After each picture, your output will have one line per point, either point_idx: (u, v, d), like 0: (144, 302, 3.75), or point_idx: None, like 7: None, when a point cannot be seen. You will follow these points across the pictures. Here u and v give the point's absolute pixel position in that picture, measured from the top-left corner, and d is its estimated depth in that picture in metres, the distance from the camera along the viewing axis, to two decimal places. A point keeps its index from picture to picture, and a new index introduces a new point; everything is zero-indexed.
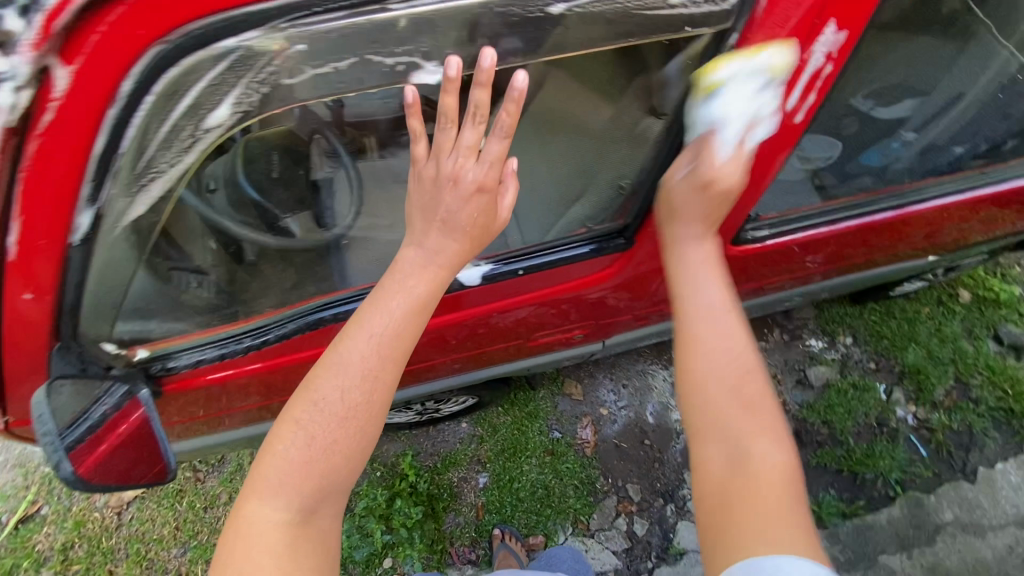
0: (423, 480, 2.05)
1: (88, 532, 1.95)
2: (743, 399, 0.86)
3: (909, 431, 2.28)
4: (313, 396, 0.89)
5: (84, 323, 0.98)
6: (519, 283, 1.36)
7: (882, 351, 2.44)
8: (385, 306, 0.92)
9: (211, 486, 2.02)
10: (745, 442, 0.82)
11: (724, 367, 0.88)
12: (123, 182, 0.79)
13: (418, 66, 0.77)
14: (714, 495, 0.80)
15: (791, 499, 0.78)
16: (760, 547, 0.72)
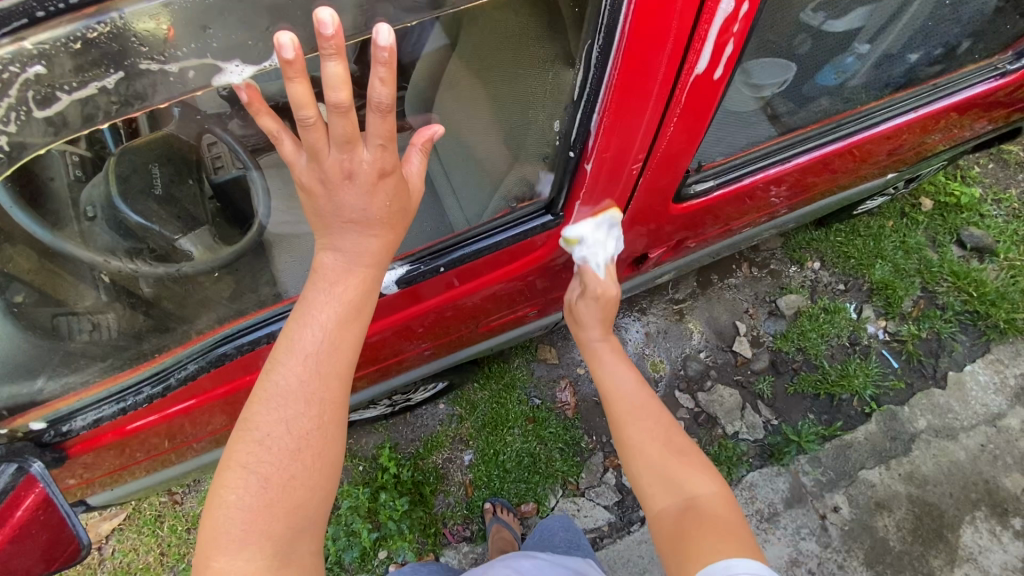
0: (406, 469, 2.02)
1: (70, 573, 1.88)
2: (677, 452, 1.07)
3: (880, 346, 2.31)
4: (255, 433, 0.79)
5: None
6: (470, 268, 1.23)
7: (851, 271, 2.42)
8: (310, 321, 0.81)
9: (191, 507, 1.96)
10: (686, 485, 1.01)
11: (645, 422, 1.12)
12: None
13: (217, 68, 0.59)
14: (674, 531, 0.95)
15: (730, 518, 0.95)
16: (714, 556, 0.88)
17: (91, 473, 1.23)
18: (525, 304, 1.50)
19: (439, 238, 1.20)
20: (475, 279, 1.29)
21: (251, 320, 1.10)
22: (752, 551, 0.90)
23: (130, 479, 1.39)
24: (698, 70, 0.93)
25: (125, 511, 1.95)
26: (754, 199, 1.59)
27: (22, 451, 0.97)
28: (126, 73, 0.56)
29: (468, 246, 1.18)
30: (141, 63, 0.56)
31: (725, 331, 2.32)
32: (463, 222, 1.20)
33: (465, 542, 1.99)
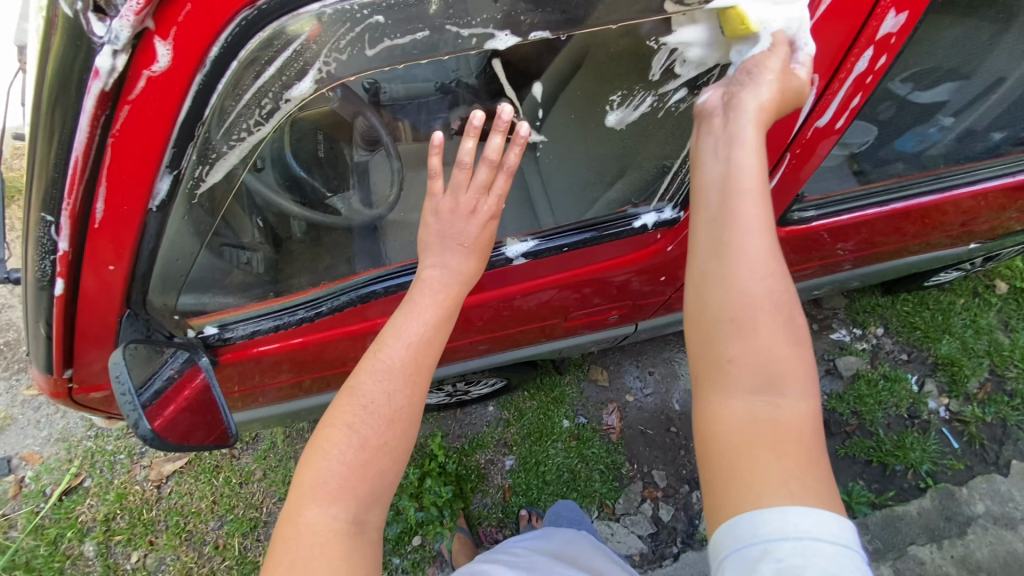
0: (451, 461, 2.08)
1: (129, 504, 2.00)
2: (793, 342, 0.75)
3: (941, 424, 2.25)
4: (361, 394, 0.87)
5: (152, 290, 0.99)
6: (551, 262, 1.33)
7: (915, 343, 2.40)
8: (416, 312, 0.92)
9: (246, 463, 2.05)
10: (773, 372, 0.73)
11: (759, 280, 0.75)
12: (202, 149, 0.79)
13: (491, 36, 0.77)
14: (735, 444, 0.71)
15: (810, 445, 0.71)
16: (778, 497, 0.66)
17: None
18: (582, 313, 1.58)
19: (547, 226, 1.30)
20: (549, 275, 1.37)
21: (393, 268, 1.22)
22: (824, 489, 0.67)
23: None
24: (823, 115, 1.01)
25: (188, 456, 2.07)
26: (831, 247, 1.64)
27: (195, 347, 1.14)
28: (431, 29, 0.73)
29: (569, 236, 1.29)
30: (446, 23, 0.73)
31: None
32: (550, 218, 1.31)
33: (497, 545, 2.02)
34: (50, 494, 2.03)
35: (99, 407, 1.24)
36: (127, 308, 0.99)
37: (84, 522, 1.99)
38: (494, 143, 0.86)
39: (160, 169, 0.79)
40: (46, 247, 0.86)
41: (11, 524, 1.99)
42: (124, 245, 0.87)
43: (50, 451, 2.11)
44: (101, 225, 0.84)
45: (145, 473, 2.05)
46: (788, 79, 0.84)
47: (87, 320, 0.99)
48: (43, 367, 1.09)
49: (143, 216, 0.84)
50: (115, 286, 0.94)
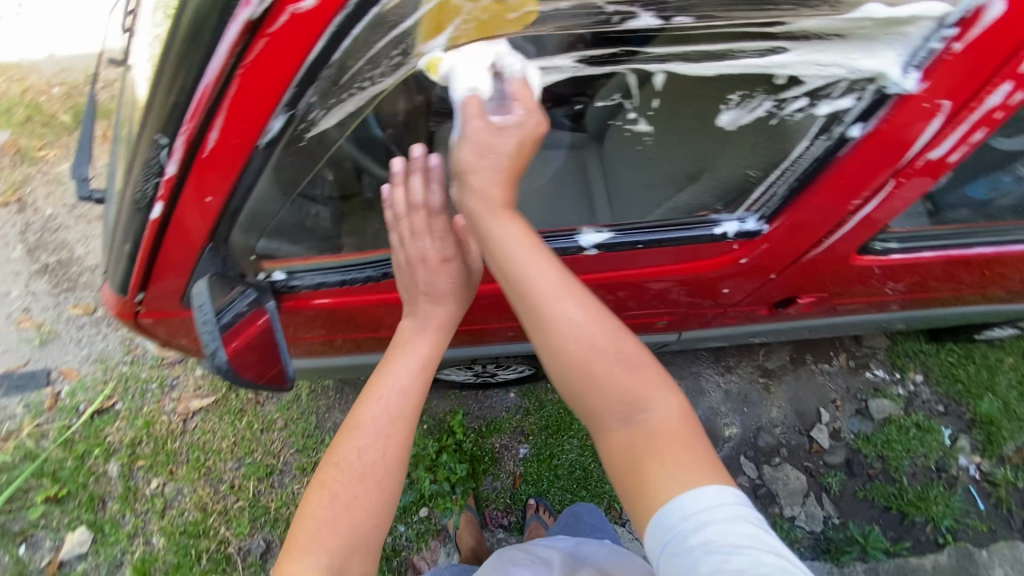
0: (468, 440, 2.10)
1: (155, 432, 2.07)
2: (632, 371, 0.83)
3: (969, 482, 2.18)
4: (344, 461, 0.87)
5: (239, 227, 1.00)
6: (597, 258, 1.25)
7: (955, 396, 2.32)
8: (400, 365, 0.95)
9: (269, 410, 2.09)
10: (641, 403, 0.81)
11: (595, 341, 0.82)
12: (322, 92, 0.79)
13: (633, 15, 0.76)
14: (626, 465, 0.80)
15: (690, 445, 0.79)
16: (669, 493, 0.74)
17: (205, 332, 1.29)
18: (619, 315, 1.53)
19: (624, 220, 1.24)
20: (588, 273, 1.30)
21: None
22: (714, 471, 0.76)
23: None
24: (941, 145, 0.92)
25: (216, 395, 2.12)
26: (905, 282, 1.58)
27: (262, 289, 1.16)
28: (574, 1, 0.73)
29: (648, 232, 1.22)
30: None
31: (807, 415, 2.28)
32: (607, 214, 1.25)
33: (501, 529, 2.04)
34: (83, 412, 2.11)
35: (153, 333, 1.27)
36: (211, 241, 1.00)
37: (111, 443, 2.06)
38: (416, 181, 0.96)
39: (278, 107, 0.79)
40: (153, 169, 0.88)
41: (44, 434, 2.08)
42: (226, 177, 0.88)
43: (87, 370, 2.18)
44: (210, 154, 0.84)
45: (172, 405, 2.11)
46: (484, 134, 0.83)
47: (172, 247, 1.01)
48: (119, 288, 1.13)
49: (250, 151, 0.85)
50: (207, 217, 0.95)
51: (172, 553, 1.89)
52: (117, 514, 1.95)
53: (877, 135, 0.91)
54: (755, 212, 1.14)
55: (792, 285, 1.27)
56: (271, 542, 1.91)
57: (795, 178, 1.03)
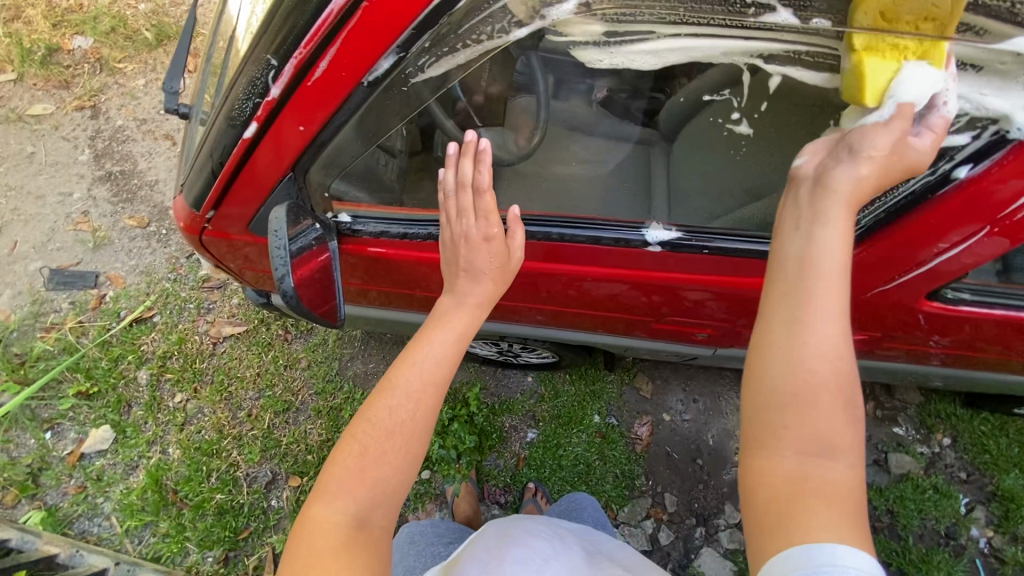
0: (480, 414, 2.13)
1: (186, 350, 2.14)
2: (850, 421, 0.66)
3: (976, 554, 2.11)
4: (375, 417, 0.81)
5: (319, 162, 1.02)
6: (646, 256, 1.26)
7: (979, 466, 2.24)
8: (439, 333, 0.88)
9: (296, 349, 2.14)
10: (827, 446, 0.65)
11: (828, 365, 0.67)
12: (436, 40, 0.79)
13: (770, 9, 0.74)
14: (778, 497, 0.64)
15: (854, 514, 0.62)
16: (821, 534, 0.60)
17: (259, 263, 1.32)
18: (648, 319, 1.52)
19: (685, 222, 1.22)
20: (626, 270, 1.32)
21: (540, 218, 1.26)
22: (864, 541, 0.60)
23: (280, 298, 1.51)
24: None
25: (248, 325, 2.18)
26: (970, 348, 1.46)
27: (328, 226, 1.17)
28: None
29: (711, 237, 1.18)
30: None
31: None
32: (664, 214, 1.25)
33: (497, 506, 2.07)
34: (123, 318, 2.20)
35: (210, 253, 1.31)
36: (291, 171, 1.03)
37: (144, 352, 2.14)
38: (465, 164, 0.93)
39: (390, 46, 0.79)
40: (257, 89, 0.91)
41: (84, 332, 2.17)
42: (323, 109, 0.89)
43: (133, 279, 2.27)
44: (314, 83, 0.86)
45: (206, 327, 2.18)
46: (894, 160, 0.72)
47: (254, 171, 1.04)
48: (194, 203, 1.17)
49: (352, 87, 0.85)
50: (294, 146, 0.97)
51: (185, 466, 1.97)
52: (140, 419, 2.04)
53: (984, 178, 0.86)
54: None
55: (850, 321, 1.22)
56: (277, 474, 1.96)
57: (881, 211, 0.98)
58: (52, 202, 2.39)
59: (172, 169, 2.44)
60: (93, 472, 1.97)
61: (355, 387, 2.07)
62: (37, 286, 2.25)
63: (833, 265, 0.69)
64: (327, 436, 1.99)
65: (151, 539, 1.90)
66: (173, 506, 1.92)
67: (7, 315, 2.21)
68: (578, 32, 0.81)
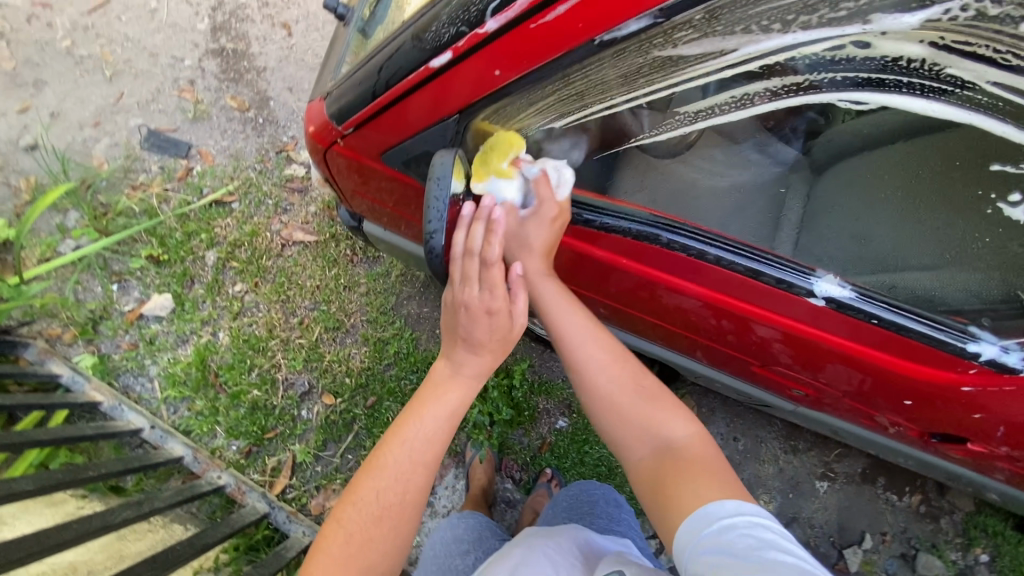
0: (519, 389, 2.11)
1: (256, 243, 2.15)
2: (658, 402, 0.90)
3: None
4: (363, 500, 0.82)
5: (493, 113, 0.91)
6: (758, 290, 1.07)
7: None
8: (425, 412, 0.86)
9: (358, 273, 2.11)
10: (659, 431, 0.87)
11: (611, 380, 0.91)
12: (715, 11, 0.65)
13: None
14: (654, 488, 0.82)
15: (714, 469, 0.80)
16: (695, 501, 0.75)
17: (371, 192, 1.28)
18: (716, 349, 1.32)
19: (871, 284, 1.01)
20: (707, 286, 1.12)
21: (689, 226, 1.06)
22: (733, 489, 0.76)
23: (376, 226, 1.47)
24: None
25: (319, 237, 2.16)
26: None
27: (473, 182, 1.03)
28: None
29: (890, 309, 0.98)
30: None
31: (849, 532, 2.10)
32: (789, 248, 1.07)
33: (510, 481, 2.06)
34: (205, 196, 2.22)
35: (327, 164, 1.28)
36: (457, 113, 0.93)
37: (216, 235, 2.16)
38: (476, 230, 0.86)
39: (653, 8, 0.65)
40: (466, 18, 0.81)
41: (166, 199, 2.21)
42: (534, 59, 0.77)
43: (222, 161, 2.28)
44: (539, 28, 0.73)
45: (279, 227, 2.18)
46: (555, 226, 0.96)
47: (419, 103, 0.96)
48: (336, 114, 1.12)
49: (580, 43, 0.72)
50: (479, 89, 0.86)
51: (231, 354, 2.01)
52: (199, 298, 2.08)
53: None
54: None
55: (982, 430, 1.08)
56: (313, 387, 1.99)
57: None
58: (163, 63, 2.39)
59: (281, 61, 2.39)
60: (147, 335, 2.04)
61: (406, 326, 2.04)
62: (133, 142, 2.29)
63: (562, 307, 0.95)
64: (368, 365, 1.99)
65: (185, 412, 1.97)
66: (211, 388, 1.98)
67: (102, 163, 2.26)
68: (877, 49, 0.68)
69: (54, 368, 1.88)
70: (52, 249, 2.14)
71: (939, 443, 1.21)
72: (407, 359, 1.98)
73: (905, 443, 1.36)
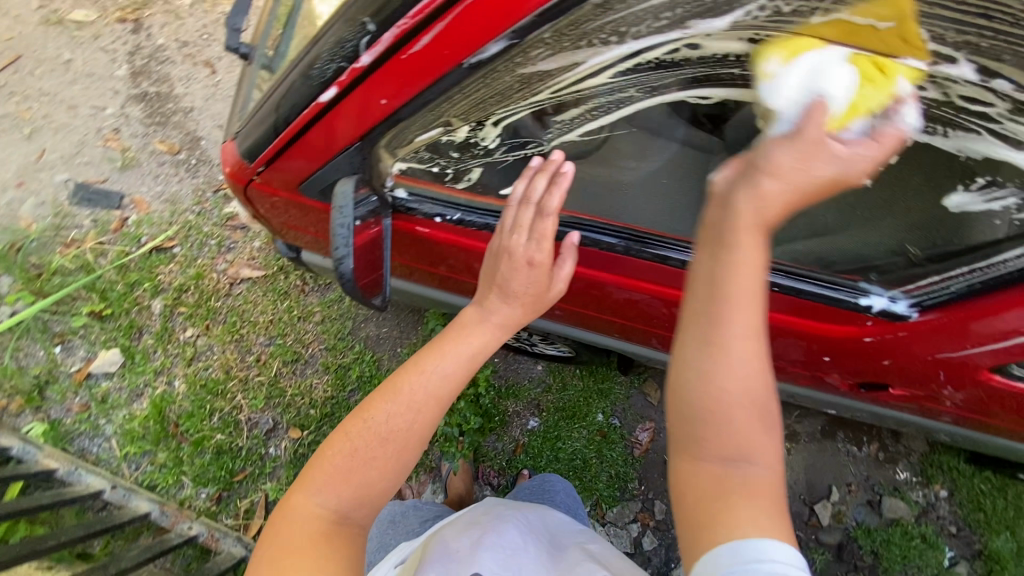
0: (487, 396, 2.14)
1: (203, 286, 2.12)
2: (765, 426, 0.64)
3: None
4: (374, 419, 0.81)
5: (390, 138, 0.92)
6: (687, 278, 1.15)
7: (970, 522, 2.12)
8: (450, 350, 0.85)
9: (311, 302, 2.09)
10: (746, 450, 0.63)
11: (734, 383, 0.63)
12: (562, 34, 0.66)
13: (956, 62, 0.63)
14: (706, 499, 0.63)
15: (779, 515, 0.60)
16: (753, 529, 0.58)
17: (300, 222, 1.29)
18: (661, 333, 1.38)
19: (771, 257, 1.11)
20: (648, 281, 1.20)
21: (597, 222, 1.16)
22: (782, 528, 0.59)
23: (317, 255, 1.47)
24: None
25: (267, 271, 2.14)
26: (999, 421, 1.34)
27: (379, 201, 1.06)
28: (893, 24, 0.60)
29: (784, 275, 1.10)
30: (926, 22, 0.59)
31: (817, 487, 2.20)
32: None
33: (489, 488, 2.08)
34: (144, 244, 2.17)
35: (252, 201, 1.28)
36: (356, 142, 0.94)
37: (160, 282, 2.12)
38: (538, 182, 0.86)
39: (506, 32, 0.66)
40: (347, 53, 0.83)
41: (103, 252, 2.16)
42: (413, 85, 0.78)
43: (157, 207, 2.23)
44: (411, 56, 0.75)
45: (224, 267, 2.15)
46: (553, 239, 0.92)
47: (319, 135, 0.97)
48: (247, 152, 1.13)
49: (450, 68, 0.73)
50: (371, 118, 0.88)
51: (189, 401, 1.97)
52: (149, 348, 2.04)
53: None
54: (911, 295, 1.00)
55: (891, 374, 1.15)
56: (278, 423, 1.96)
57: (980, 279, 0.90)
58: (84, 114, 2.33)
59: (207, 99, 2.36)
60: (99, 394, 1.98)
61: (366, 349, 2.03)
62: (61, 198, 2.22)
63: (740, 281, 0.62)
64: (332, 393, 1.98)
65: (147, 467, 1.92)
66: (172, 438, 1.94)
67: (30, 224, 2.19)
68: (708, 47, 0.72)
69: None
70: None
71: (867, 391, 1.30)
72: (371, 382, 1.98)
73: (849, 396, 1.44)
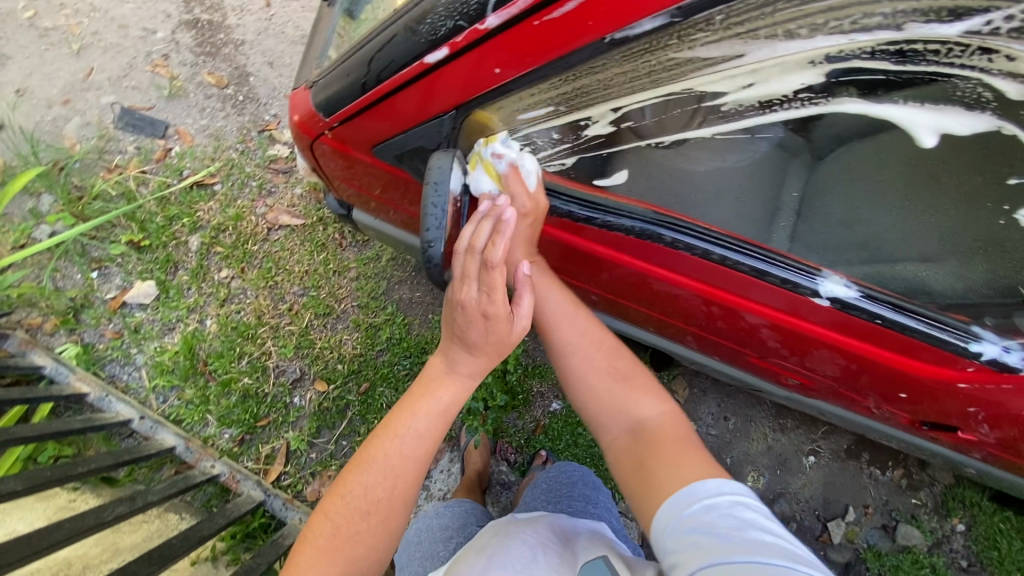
0: (513, 373, 2.11)
1: (241, 227, 2.09)
2: (626, 384, 0.96)
3: None
4: (351, 494, 0.81)
5: (491, 108, 0.88)
6: (752, 285, 1.06)
7: (984, 559, 2.08)
8: (414, 410, 0.86)
9: (348, 257, 2.06)
10: (630, 408, 0.94)
11: (587, 361, 1.00)
12: (723, 15, 0.65)
13: None
14: (631, 457, 0.87)
15: (680, 436, 0.87)
16: (676, 486, 0.78)
17: (362, 180, 1.22)
18: (704, 335, 1.31)
19: (878, 285, 1.00)
20: (696, 278, 1.11)
21: (689, 222, 1.04)
22: (712, 467, 0.79)
23: (365, 214, 1.42)
24: None
25: (306, 220, 2.10)
26: None
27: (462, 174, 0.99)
28: None
29: (891, 306, 0.99)
30: None
31: (833, 505, 2.17)
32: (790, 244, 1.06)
33: (504, 464, 2.08)
34: (185, 178, 2.14)
35: (311, 153, 1.23)
36: (453, 109, 0.90)
37: (199, 219, 2.09)
38: (483, 228, 0.85)
39: (668, 9, 0.64)
40: (466, 13, 0.77)
41: (144, 181, 2.13)
42: (539, 57, 0.74)
43: (201, 141, 2.19)
44: (547, 25, 0.71)
45: (264, 211, 2.12)
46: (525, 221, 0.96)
47: (410, 97, 0.92)
48: (324, 104, 1.07)
49: (589, 43, 0.71)
50: (478, 87, 0.84)
51: (219, 341, 1.98)
52: (184, 284, 2.03)
53: None
54: None
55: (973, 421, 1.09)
56: (304, 374, 1.96)
57: None
58: (134, 36, 2.27)
59: (260, 34, 2.28)
60: (132, 324, 1.99)
61: (398, 311, 2.01)
62: (106, 121, 2.18)
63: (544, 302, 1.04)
64: (361, 351, 1.97)
65: (174, 401, 1.94)
66: (200, 376, 1.95)
67: (73, 144, 2.16)
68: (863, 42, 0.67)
69: (36, 360, 1.83)
70: (26, 236, 2.05)
71: (929, 430, 1.23)
72: (400, 345, 1.96)
73: (893, 426, 1.38)
